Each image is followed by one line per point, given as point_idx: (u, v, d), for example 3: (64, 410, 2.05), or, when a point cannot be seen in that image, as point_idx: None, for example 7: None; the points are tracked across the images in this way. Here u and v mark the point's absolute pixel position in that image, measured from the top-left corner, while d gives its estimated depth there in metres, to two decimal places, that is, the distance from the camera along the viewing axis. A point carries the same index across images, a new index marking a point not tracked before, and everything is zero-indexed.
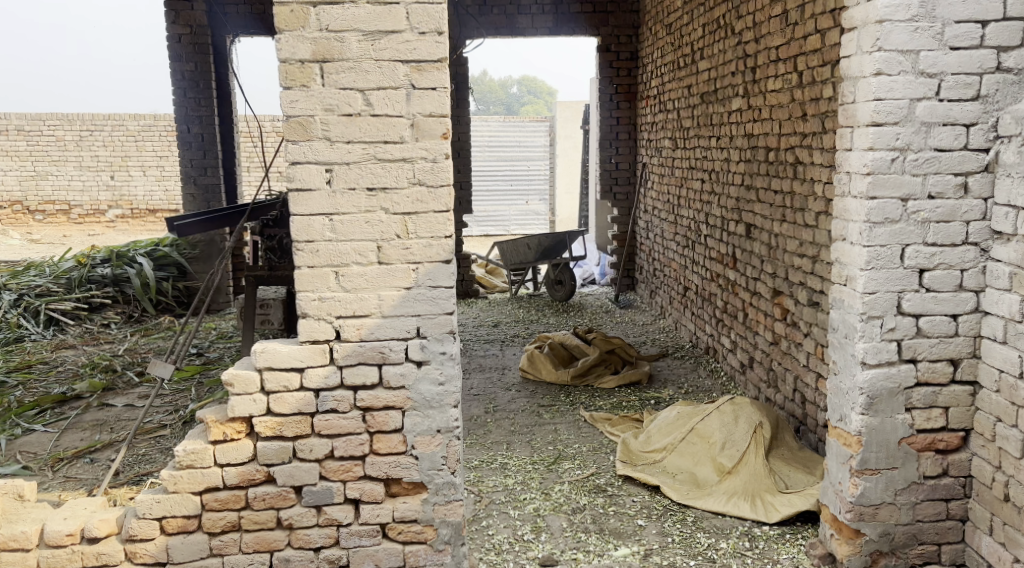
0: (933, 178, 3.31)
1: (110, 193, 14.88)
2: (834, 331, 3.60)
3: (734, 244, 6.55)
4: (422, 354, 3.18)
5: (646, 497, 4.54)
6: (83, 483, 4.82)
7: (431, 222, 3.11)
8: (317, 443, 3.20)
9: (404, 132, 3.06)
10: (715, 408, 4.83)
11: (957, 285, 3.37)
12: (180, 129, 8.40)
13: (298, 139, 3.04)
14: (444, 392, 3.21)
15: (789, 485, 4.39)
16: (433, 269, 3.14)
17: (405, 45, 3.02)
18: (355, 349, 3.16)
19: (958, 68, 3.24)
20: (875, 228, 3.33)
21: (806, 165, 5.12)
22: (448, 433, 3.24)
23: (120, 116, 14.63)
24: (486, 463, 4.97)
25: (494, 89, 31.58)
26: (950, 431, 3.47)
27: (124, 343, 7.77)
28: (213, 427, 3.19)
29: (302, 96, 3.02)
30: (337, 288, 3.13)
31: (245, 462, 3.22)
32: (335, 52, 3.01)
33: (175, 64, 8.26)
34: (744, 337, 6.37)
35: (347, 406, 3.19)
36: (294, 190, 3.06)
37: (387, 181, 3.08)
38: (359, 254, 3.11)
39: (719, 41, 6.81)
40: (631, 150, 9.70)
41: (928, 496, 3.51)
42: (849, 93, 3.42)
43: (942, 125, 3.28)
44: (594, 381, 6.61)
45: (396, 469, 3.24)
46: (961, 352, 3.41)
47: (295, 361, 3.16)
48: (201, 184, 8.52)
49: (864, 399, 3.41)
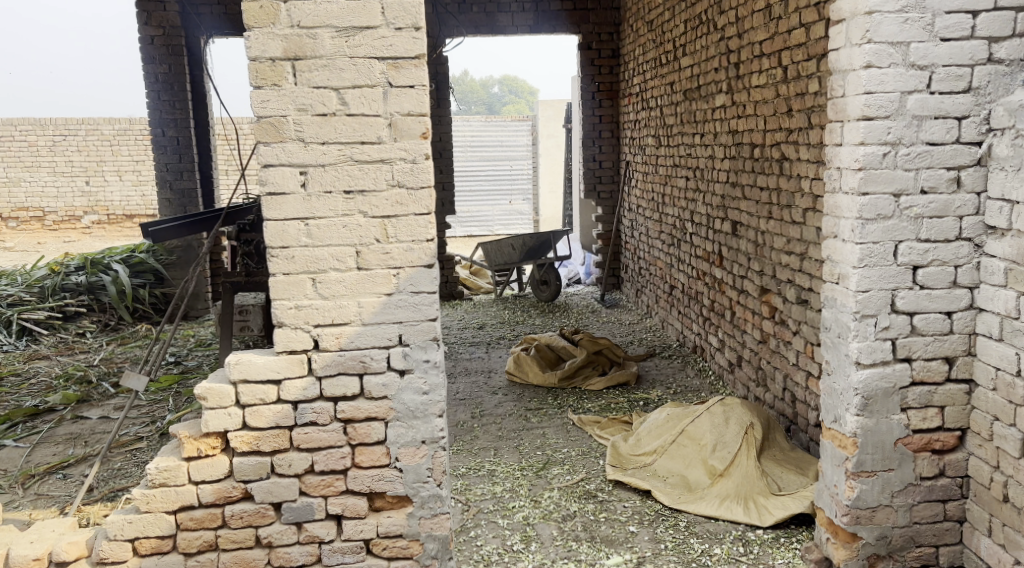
0: (926, 173, 3.22)
1: (85, 199, 14.66)
2: (827, 331, 3.52)
3: (720, 242, 6.48)
4: (405, 362, 3.07)
5: (637, 502, 4.45)
6: (56, 500, 4.68)
7: (411, 225, 3.01)
8: (296, 457, 3.09)
9: (381, 132, 2.95)
10: (704, 409, 4.75)
11: (951, 282, 3.30)
12: (155, 133, 8.26)
13: (270, 141, 2.93)
14: (428, 402, 3.11)
15: (782, 486, 4.31)
16: (414, 274, 3.03)
17: (381, 42, 2.91)
18: (334, 358, 3.05)
19: (949, 59, 3.16)
20: (867, 224, 3.25)
21: (793, 161, 5.04)
22: (433, 444, 3.14)
23: (94, 120, 14.43)
24: (473, 470, 4.87)
25: (475, 89, 31.45)
26: (946, 431, 3.40)
27: (101, 352, 7.62)
28: (187, 443, 3.08)
29: (274, 96, 2.91)
30: (314, 295, 3.01)
31: (220, 478, 3.11)
32: (308, 50, 2.90)
33: (147, 67, 8.12)
34: (732, 336, 6.29)
35: (327, 418, 3.08)
36: (268, 194, 2.95)
37: (364, 183, 2.97)
38: (337, 259, 3.00)
39: (702, 36, 6.73)
40: (614, 148, 9.62)
41: (925, 498, 3.44)
42: (838, 87, 3.33)
43: (934, 118, 3.19)
44: (581, 383, 6.52)
45: (379, 483, 3.13)
46: (956, 350, 3.34)
47: (271, 373, 3.04)
48: (177, 188, 8.38)
49: (858, 400, 3.34)
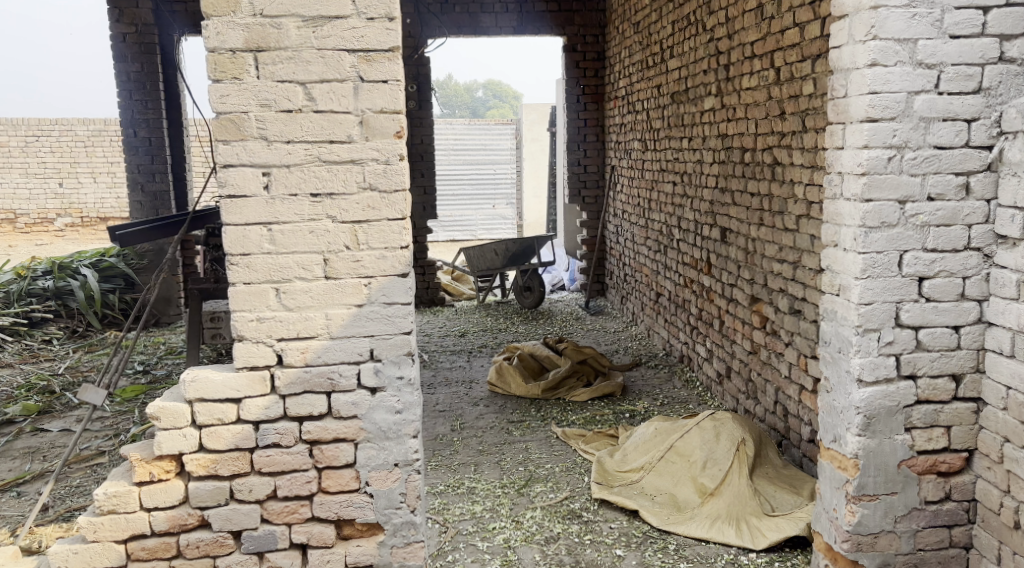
0: (933, 178, 3.03)
1: (58, 201, 14.32)
2: (827, 345, 3.32)
3: (709, 249, 6.28)
4: (377, 379, 2.85)
5: (624, 523, 4.24)
6: (8, 520, 4.42)
7: (383, 231, 2.78)
8: (257, 482, 2.85)
9: (352, 130, 2.73)
10: (694, 424, 4.54)
11: (959, 294, 3.11)
12: (127, 133, 7.99)
13: (231, 139, 2.70)
14: (402, 422, 2.88)
15: (775, 506, 4.11)
16: (388, 284, 2.81)
17: (351, 33, 2.68)
18: (299, 375, 2.81)
19: (958, 58, 2.97)
20: (871, 233, 3.05)
21: (786, 165, 4.85)
22: (407, 467, 2.92)
23: (67, 121, 14.11)
24: (452, 488, 4.64)
25: (460, 93, 31.09)
26: (952, 452, 3.21)
27: (67, 360, 7.34)
28: (138, 467, 2.84)
29: (234, 90, 2.68)
30: (278, 306, 2.78)
31: (175, 505, 2.87)
32: (271, 40, 2.67)
33: (119, 65, 7.86)
34: (720, 345, 6.10)
35: (291, 440, 2.84)
36: (227, 196, 2.72)
37: (333, 186, 2.74)
38: (303, 268, 2.77)
39: (690, 37, 6.54)
40: (599, 152, 9.42)
41: (930, 523, 3.25)
42: (839, 87, 3.14)
43: (941, 121, 3.00)
44: (566, 394, 6.30)
45: (348, 509, 2.90)
46: (963, 367, 3.15)
47: (230, 391, 2.81)
48: (149, 191, 8.10)
49: (861, 419, 3.14)
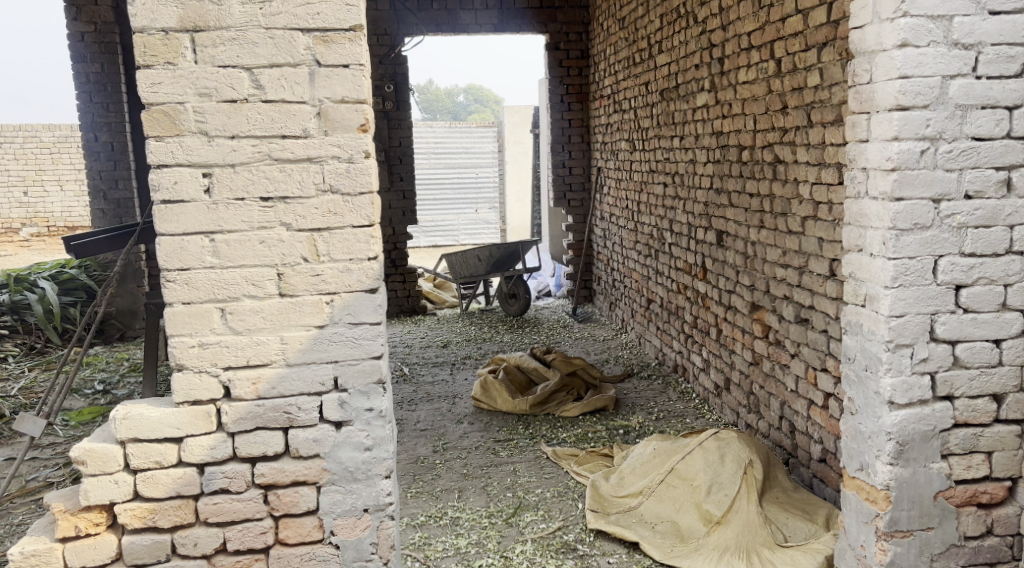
0: (971, 173, 2.68)
1: (23, 210, 13.79)
2: (851, 362, 2.96)
3: (704, 254, 5.92)
4: (342, 412, 2.46)
5: (623, 557, 3.87)
6: None
7: (346, 240, 2.39)
8: (203, 535, 2.46)
9: (308, 123, 2.34)
10: (696, 443, 4.17)
11: (1000, 304, 2.76)
12: (87, 137, 7.50)
13: (164, 135, 2.31)
14: (371, 460, 2.49)
15: (788, 536, 3.74)
16: (353, 301, 2.42)
17: (304, 9, 2.30)
18: (250, 410, 2.42)
19: (998, 37, 2.63)
20: (903, 236, 2.69)
21: (789, 164, 4.49)
22: (379, 513, 2.53)
23: (31, 127, 13.59)
24: (434, 520, 4.25)
25: (439, 98, 30.66)
26: (994, 481, 2.86)
27: (21, 380, 6.84)
28: (62, 520, 2.44)
29: (168, 77, 2.30)
30: (223, 329, 2.39)
31: (106, 563, 2.47)
32: (211, 19, 2.28)
33: (77, 66, 7.39)
34: (718, 355, 5.73)
35: (242, 485, 2.45)
36: (162, 201, 2.33)
37: (288, 188, 2.36)
38: (251, 284, 2.38)
39: (680, 31, 6.18)
40: (584, 154, 9.06)
41: (970, 561, 2.89)
42: (863, 71, 2.78)
43: (980, 108, 2.65)
44: (555, 410, 5.90)
45: (310, 563, 2.51)
46: (1004, 386, 2.80)
47: (168, 429, 2.42)
48: (112, 199, 7.62)
49: (892, 446, 2.78)
